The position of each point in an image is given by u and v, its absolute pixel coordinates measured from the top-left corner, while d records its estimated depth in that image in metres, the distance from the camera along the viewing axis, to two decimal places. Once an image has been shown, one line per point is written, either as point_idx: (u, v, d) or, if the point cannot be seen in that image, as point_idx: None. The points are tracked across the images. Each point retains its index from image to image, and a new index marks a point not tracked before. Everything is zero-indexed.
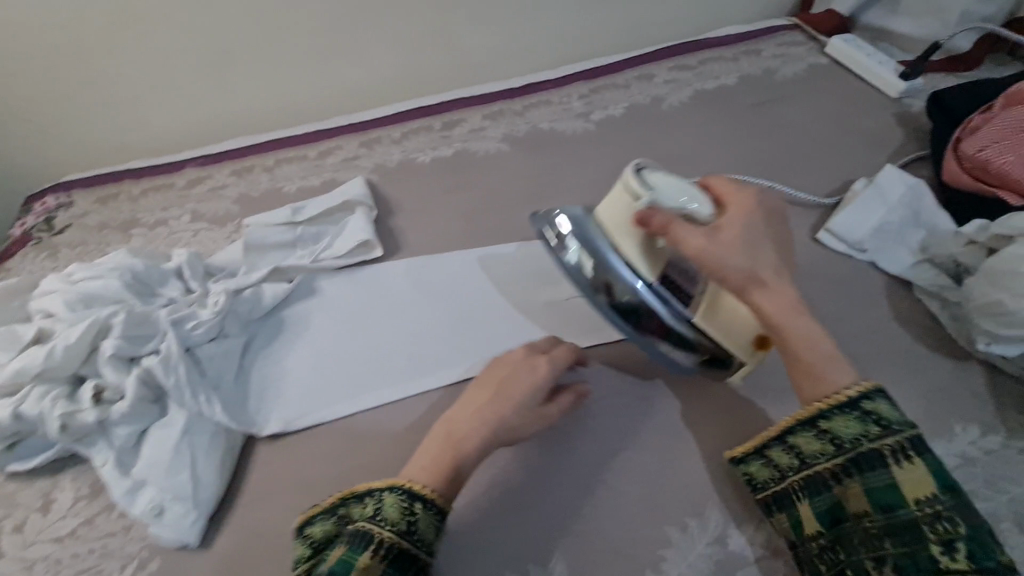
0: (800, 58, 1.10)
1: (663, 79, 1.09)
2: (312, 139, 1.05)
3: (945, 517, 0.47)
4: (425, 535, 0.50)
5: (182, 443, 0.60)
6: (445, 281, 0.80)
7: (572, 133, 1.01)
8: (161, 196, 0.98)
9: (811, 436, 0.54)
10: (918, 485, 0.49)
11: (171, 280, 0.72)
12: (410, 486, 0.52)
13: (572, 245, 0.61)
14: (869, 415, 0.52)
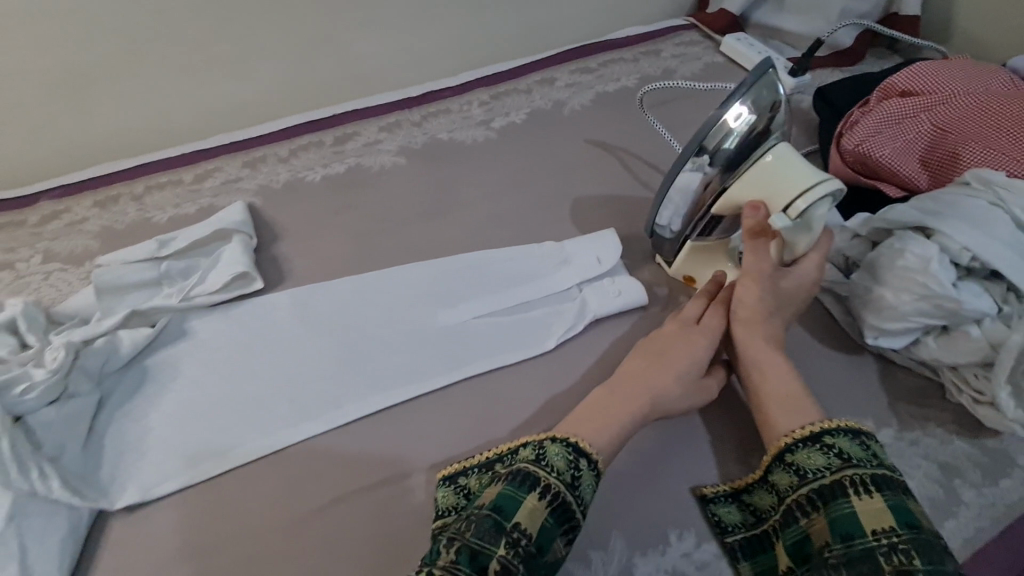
0: (697, 57, 1.10)
1: (564, 83, 1.07)
2: (189, 161, 0.96)
3: (900, 549, 0.44)
4: (586, 494, 0.51)
5: (7, 530, 0.51)
6: (336, 309, 0.73)
7: (473, 142, 0.97)
8: (9, 235, 0.86)
9: (781, 471, 0.54)
10: (876, 518, 0.47)
11: (1, 337, 0.63)
12: (577, 441, 0.53)
13: (706, 163, 0.63)
14: (831, 448, 0.52)
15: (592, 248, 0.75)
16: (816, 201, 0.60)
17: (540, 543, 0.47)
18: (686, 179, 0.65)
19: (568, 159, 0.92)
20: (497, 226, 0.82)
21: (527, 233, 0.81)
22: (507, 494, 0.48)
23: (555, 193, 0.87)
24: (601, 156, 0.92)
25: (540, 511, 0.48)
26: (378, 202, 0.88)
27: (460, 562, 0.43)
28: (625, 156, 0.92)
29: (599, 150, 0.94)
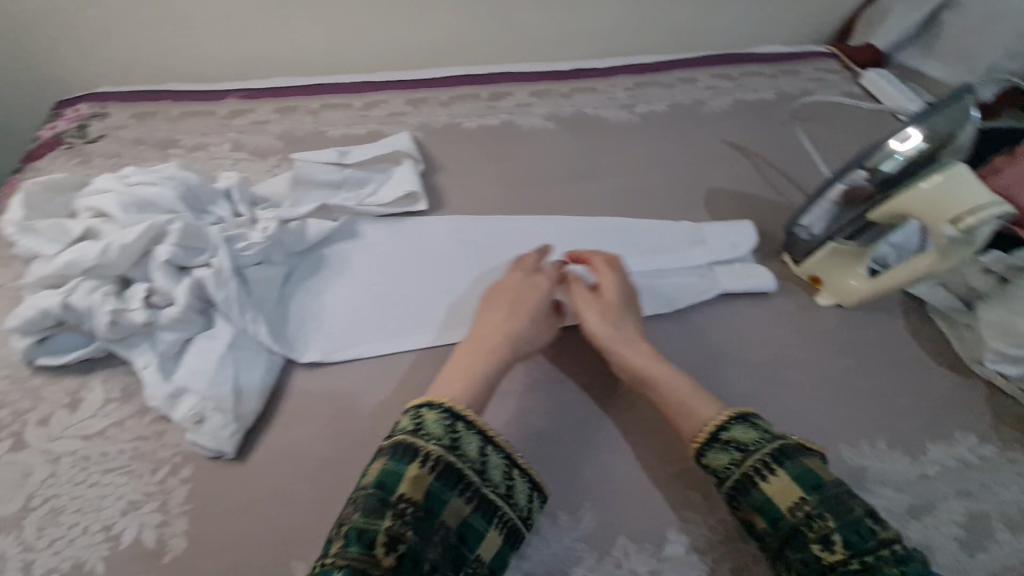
0: (835, 85, 1.15)
1: (705, 84, 1.13)
2: (358, 89, 1.05)
3: (814, 516, 0.49)
4: (472, 451, 0.52)
5: (227, 357, 0.61)
6: (487, 242, 0.81)
7: (616, 121, 1.03)
8: (201, 121, 0.96)
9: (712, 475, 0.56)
10: (786, 493, 0.51)
11: (220, 200, 0.72)
12: (462, 410, 0.54)
13: (859, 175, 0.68)
14: (729, 444, 0.55)
15: (729, 234, 0.81)
16: (985, 221, 0.60)
17: (428, 509, 0.48)
18: (838, 190, 0.70)
19: (705, 154, 0.98)
20: (634, 199, 0.89)
21: (664, 211, 0.87)
22: (386, 470, 0.49)
23: (691, 180, 0.93)
24: (737, 157, 0.98)
25: (423, 482, 0.49)
26: (527, 157, 0.95)
27: (348, 547, 0.45)
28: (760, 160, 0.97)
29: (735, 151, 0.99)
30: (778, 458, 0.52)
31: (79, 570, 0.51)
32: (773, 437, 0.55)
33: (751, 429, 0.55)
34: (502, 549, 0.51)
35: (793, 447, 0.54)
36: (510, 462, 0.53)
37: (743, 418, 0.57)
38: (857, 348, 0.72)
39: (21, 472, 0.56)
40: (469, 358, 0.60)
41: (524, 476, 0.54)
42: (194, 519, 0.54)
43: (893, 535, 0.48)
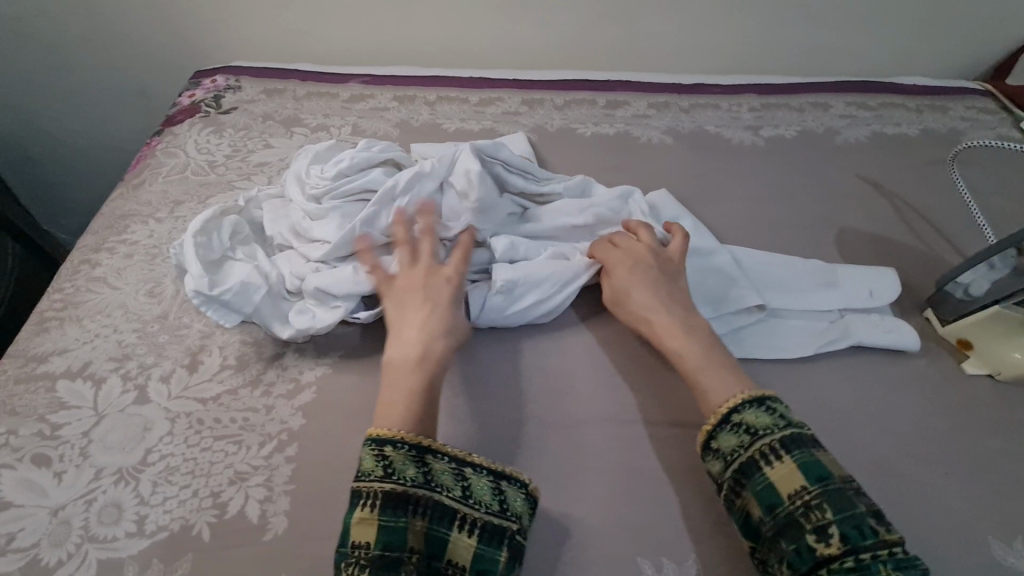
0: (992, 126, 1.03)
1: (839, 112, 1.04)
2: (475, 85, 1.05)
3: (814, 506, 0.46)
4: (409, 470, 0.49)
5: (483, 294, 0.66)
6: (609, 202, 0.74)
7: (739, 143, 0.97)
8: (324, 102, 0.99)
9: (728, 434, 0.52)
10: (790, 480, 0.48)
11: None
12: (427, 441, 0.51)
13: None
14: (771, 410, 0.52)
15: (864, 278, 0.74)
16: None
17: (390, 545, 0.46)
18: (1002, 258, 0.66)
19: (836, 188, 0.90)
20: (754, 228, 0.83)
21: (788, 246, 0.81)
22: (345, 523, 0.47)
23: (820, 216, 0.86)
24: (871, 195, 0.90)
25: (370, 521, 0.47)
26: (642, 170, 0.91)
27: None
28: (899, 202, 0.89)
29: (871, 188, 0.91)
30: (733, 484, 0.50)
31: (186, 532, 0.52)
32: (725, 459, 0.51)
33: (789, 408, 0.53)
34: (481, 550, 0.48)
35: (742, 465, 0.50)
36: (458, 465, 0.51)
37: (722, 423, 0.52)
38: (1011, 431, 0.63)
39: (141, 425, 0.58)
40: (407, 379, 0.55)
41: (482, 473, 0.51)
42: (295, 500, 0.54)
43: (838, 551, 0.44)
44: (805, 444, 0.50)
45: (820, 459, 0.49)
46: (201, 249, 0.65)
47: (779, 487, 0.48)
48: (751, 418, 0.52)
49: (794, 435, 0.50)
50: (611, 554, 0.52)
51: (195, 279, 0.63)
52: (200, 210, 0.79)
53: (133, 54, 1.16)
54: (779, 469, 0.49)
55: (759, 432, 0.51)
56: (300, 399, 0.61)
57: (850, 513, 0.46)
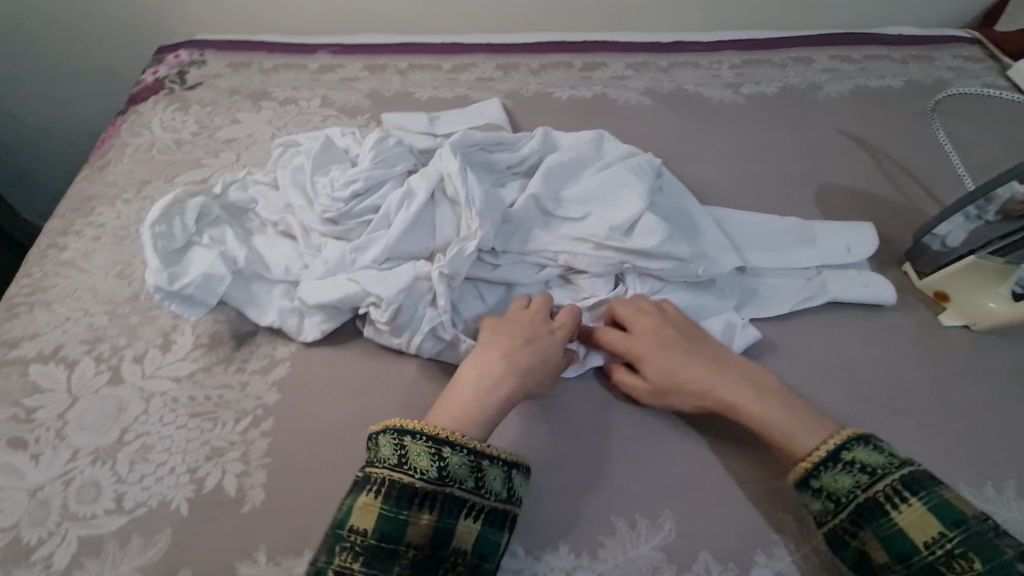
0: (978, 75, 1.01)
1: (822, 67, 1.01)
2: (448, 51, 1.02)
3: (953, 558, 0.44)
4: (422, 462, 0.48)
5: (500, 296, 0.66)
6: (574, 160, 0.72)
7: (719, 101, 0.95)
8: (293, 74, 0.96)
9: (809, 499, 0.50)
10: (919, 528, 0.45)
11: (402, 161, 0.70)
12: (469, 443, 0.49)
13: (1004, 194, 0.62)
14: (852, 464, 0.49)
15: (844, 236, 0.73)
16: None
17: (388, 537, 0.45)
18: (975, 209, 0.65)
19: (818, 144, 0.89)
20: (734, 189, 0.82)
21: (768, 205, 0.80)
22: (344, 508, 0.47)
23: (800, 174, 0.85)
24: (854, 150, 0.88)
25: (375, 508, 0.46)
26: (620, 134, 0.89)
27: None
28: (881, 156, 0.87)
29: (852, 142, 0.89)
30: (850, 526, 0.47)
31: (165, 507, 0.53)
32: (840, 502, 0.48)
33: (874, 448, 0.49)
34: (485, 534, 0.48)
35: (861, 508, 0.47)
36: (476, 458, 0.49)
37: (829, 464, 0.49)
38: (985, 381, 0.64)
39: (116, 405, 0.59)
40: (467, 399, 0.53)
41: (497, 463, 0.50)
42: (272, 473, 0.55)
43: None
44: (928, 484, 0.47)
45: (950, 499, 0.46)
46: (161, 238, 0.64)
47: (911, 533, 0.45)
48: (831, 483, 0.49)
49: (904, 479, 0.47)
50: (586, 515, 0.53)
51: (155, 274, 0.62)
52: (168, 190, 0.78)
53: (94, 31, 1.13)
54: (906, 516, 0.46)
55: (876, 472, 0.48)
56: (274, 375, 0.61)
57: (999, 561, 0.42)
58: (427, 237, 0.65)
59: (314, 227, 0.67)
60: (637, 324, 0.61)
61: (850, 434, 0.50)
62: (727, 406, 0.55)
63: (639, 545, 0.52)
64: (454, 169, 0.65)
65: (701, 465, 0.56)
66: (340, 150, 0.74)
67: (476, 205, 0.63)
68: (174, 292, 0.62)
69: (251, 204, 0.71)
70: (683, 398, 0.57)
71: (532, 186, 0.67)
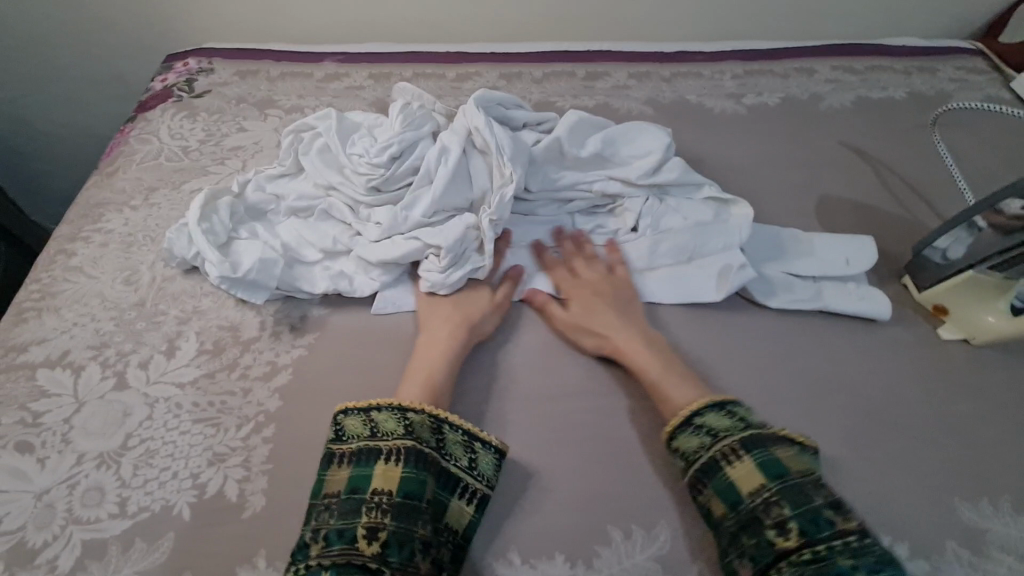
0: (980, 86, 1.01)
1: (824, 78, 1.02)
2: (451, 60, 1.03)
3: (772, 503, 0.49)
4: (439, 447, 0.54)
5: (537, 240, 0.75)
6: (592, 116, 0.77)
7: (720, 112, 0.96)
8: (299, 83, 0.97)
9: (688, 435, 0.55)
10: (749, 480, 0.51)
11: (427, 120, 0.73)
12: (468, 427, 0.56)
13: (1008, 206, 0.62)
14: (700, 427, 0.55)
15: (840, 247, 0.74)
16: None
17: (410, 493, 0.50)
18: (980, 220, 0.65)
19: (819, 156, 0.89)
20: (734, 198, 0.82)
21: (768, 216, 0.80)
22: (354, 475, 0.51)
23: (801, 184, 0.85)
24: (855, 161, 0.88)
25: (393, 475, 0.51)
26: None
27: (329, 546, 0.48)
28: (881, 167, 0.88)
29: (853, 153, 0.89)
30: (696, 481, 0.53)
31: (167, 512, 0.54)
32: (687, 458, 0.54)
33: (725, 414, 0.56)
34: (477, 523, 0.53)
35: (702, 465, 0.53)
36: (470, 438, 0.55)
37: (684, 426, 0.55)
38: (983, 395, 0.64)
39: (121, 411, 0.60)
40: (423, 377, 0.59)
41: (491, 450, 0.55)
42: (273, 479, 0.56)
43: (796, 545, 0.47)
44: (763, 442, 0.53)
45: (779, 455, 0.52)
46: (209, 235, 0.67)
47: (739, 484, 0.51)
48: (685, 442, 0.55)
49: (753, 437, 0.53)
50: (582, 523, 0.54)
51: (216, 265, 0.65)
52: (175, 197, 0.79)
53: (106, 39, 1.15)
54: (738, 469, 0.52)
55: (721, 432, 0.54)
56: (277, 381, 0.62)
57: (808, 507, 0.49)
58: (467, 186, 0.70)
59: (361, 200, 0.71)
60: (585, 277, 0.70)
61: (726, 399, 0.57)
62: (620, 352, 0.63)
63: (635, 555, 0.52)
64: (482, 122, 0.69)
65: None
66: (356, 122, 0.76)
67: (507, 151, 0.69)
68: (239, 279, 0.66)
69: (269, 204, 0.73)
70: (589, 342, 0.64)
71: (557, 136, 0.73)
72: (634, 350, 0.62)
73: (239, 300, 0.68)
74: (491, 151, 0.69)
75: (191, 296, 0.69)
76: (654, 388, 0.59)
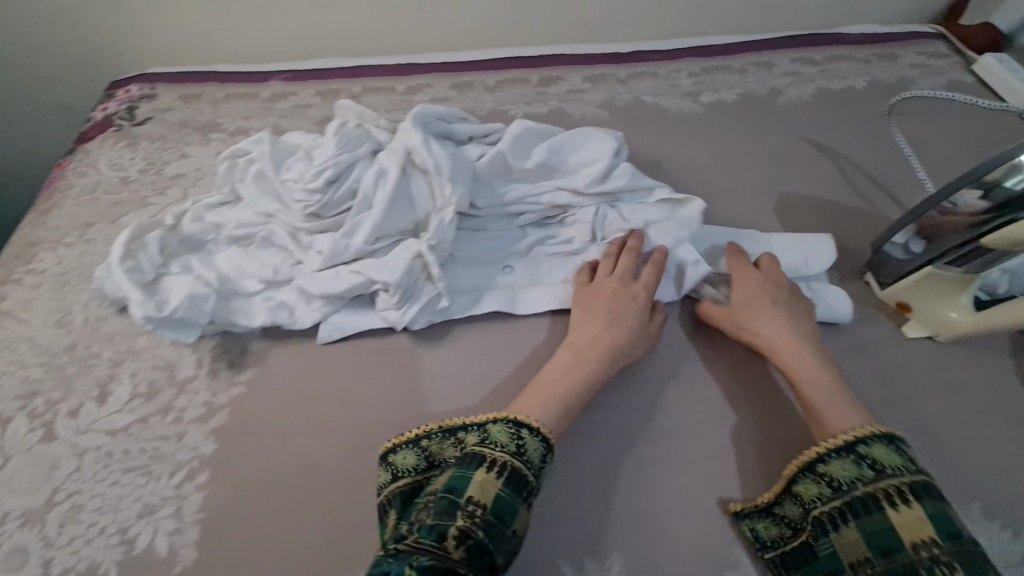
0: (942, 71, 0.99)
1: (783, 70, 0.99)
2: (402, 72, 1.00)
3: (941, 562, 0.44)
4: (412, 461, 0.53)
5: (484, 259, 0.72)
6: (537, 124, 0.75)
7: (677, 111, 0.93)
8: (244, 104, 0.94)
9: (810, 482, 0.52)
10: (915, 529, 0.46)
11: (364, 141, 0.71)
12: (513, 416, 0.53)
13: (962, 197, 0.59)
14: (864, 458, 0.50)
15: (797, 245, 0.71)
16: None
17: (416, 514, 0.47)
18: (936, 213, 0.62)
19: (778, 152, 0.87)
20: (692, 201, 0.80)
21: (726, 218, 0.78)
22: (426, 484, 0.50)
23: (760, 182, 0.83)
24: (815, 156, 0.86)
25: (492, 487, 0.48)
26: None
27: (421, 538, 0.45)
28: (842, 160, 0.85)
29: (813, 147, 0.87)
30: (836, 518, 0.49)
31: (93, 572, 0.51)
32: (836, 487, 0.50)
33: (897, 452, 0.50)
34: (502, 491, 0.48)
35: (837, 508, 0.49)
36: (448, 432, 0.54)
37: (804, 471, 0.52)
38: (950, 396, 0.61)
39: (48, 464, 0.57)
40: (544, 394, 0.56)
41: (475, 429, 0.53)
42: (206, 529, 0.53)
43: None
44: (936, 495, 0.47)
45: (952, 516, 0.46)
46: (133, 274, 0.64)
47: (900, 533, 0.46)
48: (835, 470, 0.51)
49: (924, 483, 0.48)
50: (530, 557, 0.52)
51: (140, 306, 0.62)
52: (112, 232, 0.76)
53: (51, 69, 1.12)
54: (905, 515, 0.47)
55: (888, 470, 0.49)
56: (213, 423, 0.59)
57: (983, 575, 0.43)
58: (408, 208, 0.68)
59: (300, 227, 0.68)
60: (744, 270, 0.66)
61: (885, 434, 0.52)
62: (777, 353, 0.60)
63: None
64: (419, 141, 0.67)
65: (654, 500, 0.55)
66: (293, 146, 0.74)
67: (445, 171, 0.66)
68: (164, 320, 0.63)
69: (209, 234, 0.70)
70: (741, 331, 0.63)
71: (498, 149, 0.71)
72: (794, 355, 0.59)
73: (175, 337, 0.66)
74: (430, 171, 0.67)
75: (125, 336, 0.66)
76: (821, 422, 0.55)
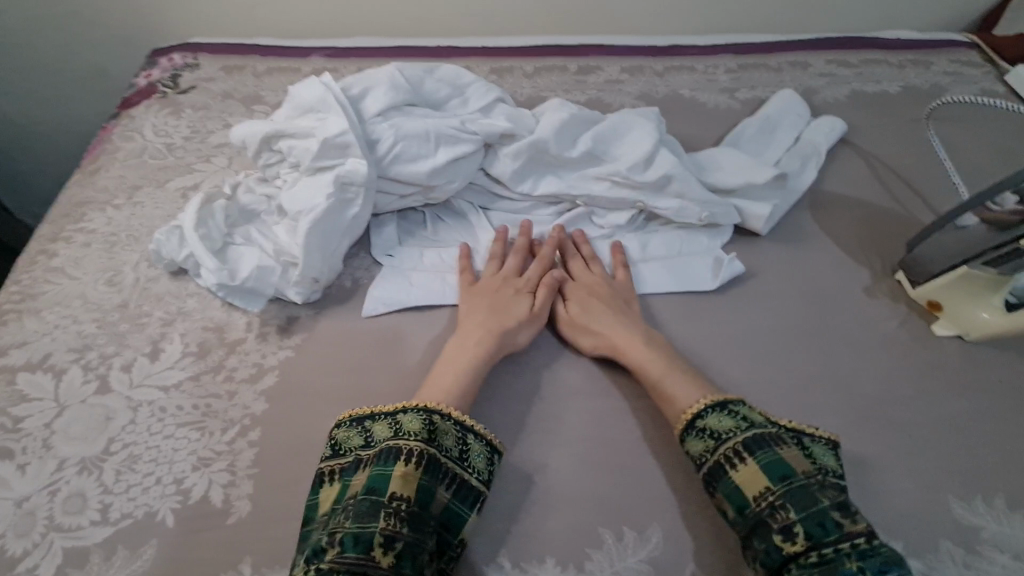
0: (975, 80, 1.00)
1: (818, 71, 1.01)
2: (441, 54, 1.01)
3: (777, 506, 0.49)
4: (353, 440, 0.53)
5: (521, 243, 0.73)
6: (580, 113, 0.75)
7: (714, 106, 0.94)
8: (286, 78, 0.95)
9: (693, 440, 0.55)
10: (751, 482, 0.50)
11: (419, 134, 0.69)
12: (424, 405, 0.54)
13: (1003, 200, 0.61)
14: (703, 431, 0.55)
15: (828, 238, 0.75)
16: None
17: (372, 489, 0.48)
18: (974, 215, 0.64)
19: None
20: None
21: None
22: (376, 474, 0.49)
23: None
24: (849, 157, 0.87)
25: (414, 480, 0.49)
26: None
27: (345, 552, 0.45)
28: (874, 161, 0.87)
29: (846, 147, 0.89)
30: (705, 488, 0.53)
31: (150, 518, 0.53)
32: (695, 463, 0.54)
33: (722, 415, 0.55)
34: (451, 503, 0.50)
35: (710, 467, 0.53)
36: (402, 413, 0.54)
37: (687, 429, 0.55)
38: (976, 392, 0.63)
39: (103, 415, 0.58)
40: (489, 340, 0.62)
41: (415, 412, 0.54)
42: (259, 484, 0.55)
43: (802, 547, 0.47)
44: (767, 442, 0.52)
45: (783, 456, 0.51)
46: (205, 240, 0.66)
47: (744, 489, 0.50)
48: (713, 423, 0.54)
49: (755, 437, 0.53)
50: (571, 524, 0.53)
51: (213, 273, 0.65)
52: (160, 196, 0.77)
53: (93, 36, 1.13)
54: (742, 472, 0.51)
55: (718, 435, 0.54)
56: (263, 384, 0.61)
57: (812, 510, 0.48)
58: None
59: None
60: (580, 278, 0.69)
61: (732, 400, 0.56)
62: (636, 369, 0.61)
63: (626, 558, 0.52)
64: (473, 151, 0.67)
65: (691, 476, 0.56)
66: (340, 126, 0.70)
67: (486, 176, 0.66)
68: (235, 287, 0.66)
69: (261, 205, 0.72)
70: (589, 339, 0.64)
71: (542, 138, 0.72)
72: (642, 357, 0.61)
73: (224, 301, 0.67)
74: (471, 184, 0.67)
75: (175, 296, 0.68)
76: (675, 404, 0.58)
